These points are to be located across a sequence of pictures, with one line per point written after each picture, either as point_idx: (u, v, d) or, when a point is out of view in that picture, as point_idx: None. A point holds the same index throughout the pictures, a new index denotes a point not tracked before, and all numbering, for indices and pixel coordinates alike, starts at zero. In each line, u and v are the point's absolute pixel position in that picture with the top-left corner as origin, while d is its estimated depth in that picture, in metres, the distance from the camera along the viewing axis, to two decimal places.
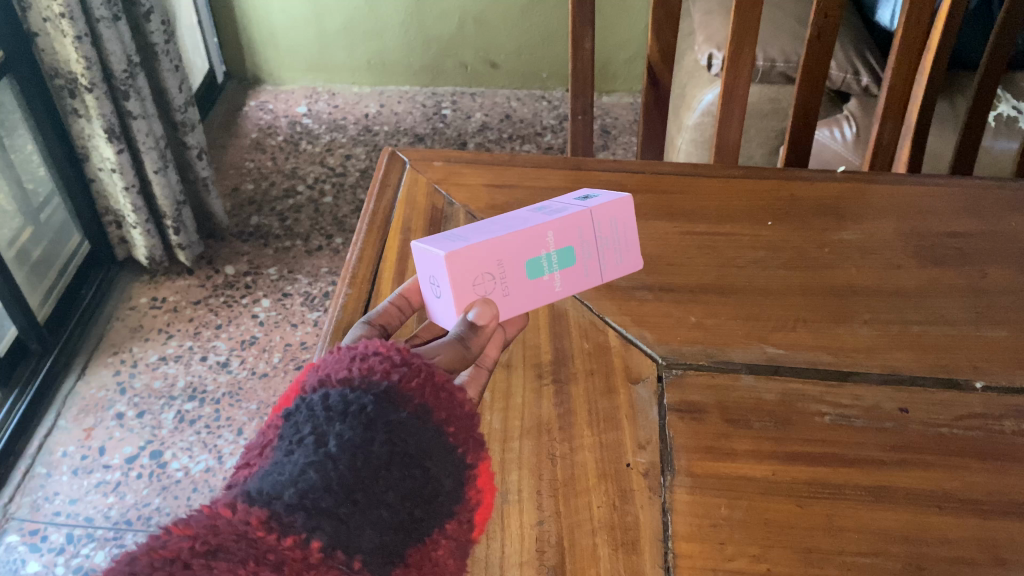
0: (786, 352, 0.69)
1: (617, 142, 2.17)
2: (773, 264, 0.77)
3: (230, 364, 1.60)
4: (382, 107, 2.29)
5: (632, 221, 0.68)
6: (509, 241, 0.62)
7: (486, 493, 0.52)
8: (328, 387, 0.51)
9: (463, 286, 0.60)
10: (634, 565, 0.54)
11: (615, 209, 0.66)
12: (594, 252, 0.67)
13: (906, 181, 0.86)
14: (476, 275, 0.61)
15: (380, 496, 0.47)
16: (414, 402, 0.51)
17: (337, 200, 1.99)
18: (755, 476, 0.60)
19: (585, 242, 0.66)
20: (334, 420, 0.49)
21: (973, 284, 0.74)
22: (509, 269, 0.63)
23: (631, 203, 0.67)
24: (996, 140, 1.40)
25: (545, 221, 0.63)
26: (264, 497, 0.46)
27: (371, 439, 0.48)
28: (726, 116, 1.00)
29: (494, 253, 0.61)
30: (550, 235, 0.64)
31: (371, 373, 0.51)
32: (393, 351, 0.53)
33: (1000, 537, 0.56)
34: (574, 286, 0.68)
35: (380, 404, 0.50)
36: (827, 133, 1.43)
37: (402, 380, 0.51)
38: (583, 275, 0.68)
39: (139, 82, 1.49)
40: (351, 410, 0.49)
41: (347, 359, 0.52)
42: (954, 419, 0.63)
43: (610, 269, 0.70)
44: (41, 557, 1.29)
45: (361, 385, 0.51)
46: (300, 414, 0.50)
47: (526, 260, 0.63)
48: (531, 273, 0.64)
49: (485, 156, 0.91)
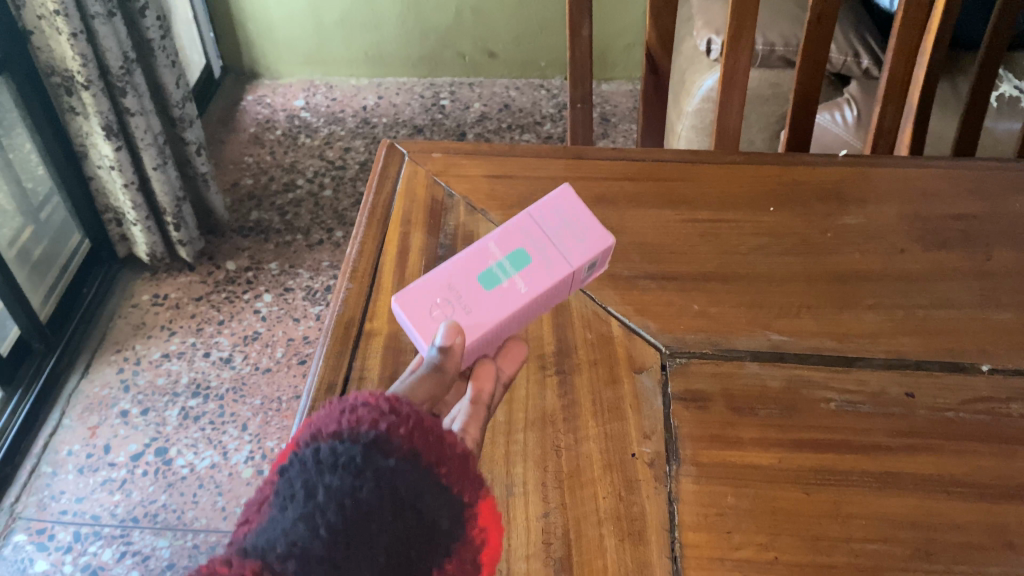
0: (790, 339, 0.68)
1: (616, 130, 2.16)
2: (775, 250, 0.76)
3: (233, 359, 1.60)
4: (381, 99, 2.28)
5: (579, 206, 0.66)
6: (451, 265, 0.63)
7: (490, 531, 0.49)
8: (320, 442, 0.48)
9: (418, 314, 0.60)
10: (641, 556, 0.54)
11: (549, 202, 0.65)
12: (551, 245, 0.64)
13: (908, 164, 0.85)
14: (430, 301, 0.61)
15: (373, 540, 0.44)
16: (402, 448, 0.48)
17: (337, 193, 1.98)
18: (761, 465, 0.59)
19: (534, 239, 0.64)
20: (324, 472, 0.46)
21: (978, 267, 0.74)
22: (461, 286, 0.61)
23: (569, 191, 0.66)
24: (998, 121, 1.38)
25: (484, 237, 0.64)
26: (257, 550, 0.44)
27: (359, 487, 0.46)
28: (727, 102, 0.99)
29: (440, 278, 0.62)
30: (491, 244, 0.63)
31: (360, 424, 0.49)
32: (382, 400, 0.50)
33: (1009, 522, 0.56)
34: (549, 283, 0.62)
35: (369, 453, 0.47)
36: (828, 117, 1.41)
37: (389, 429, 0.48)
38: (552, 272, 0.62)
39: (136, 78, 1.49)
40: (340, 462, 0.47)
41: (337, 411, 0.50)
42: (961, 403, 0.63)
43: (578, 254, 0.63)
44: (49, 555, 1.29)
45: (349, 437, 0.48)
46: (293, 469, 0.47)
47: (476, 274, 0.62)
48: (487, 285, 0.61)
49: (485, 147, 0.90)
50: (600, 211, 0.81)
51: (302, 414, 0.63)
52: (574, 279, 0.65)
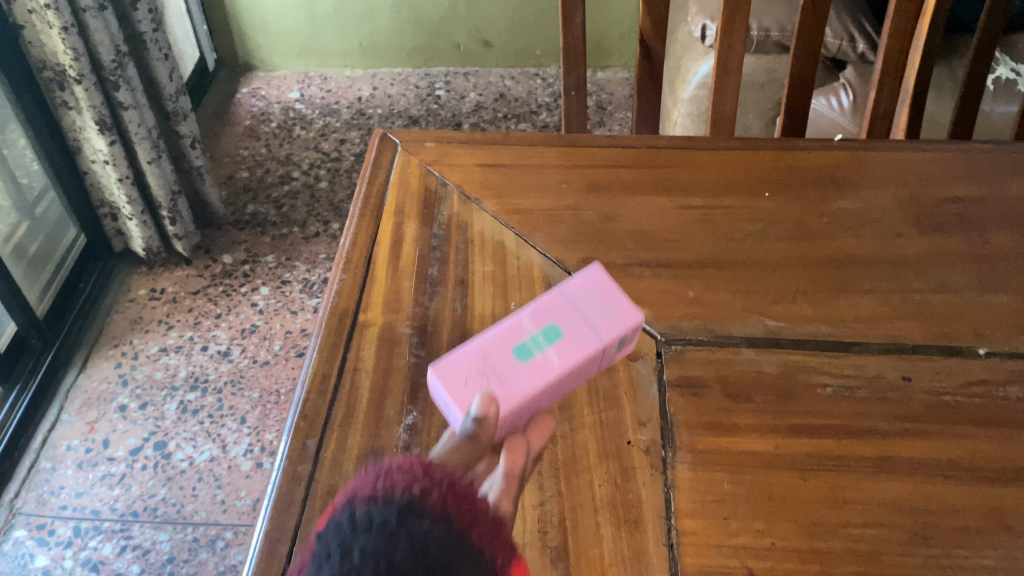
0: (785, 325, 0.68)
1: (612, 118, 2.15)
2: (771, 236, 0.76)
3: (230, 352, 1.60)
4: (376, 90, 2.27)
5: (610, 285, 0.64)
6: (486, 336, 0.59)
7: None
8: (354, 506, 0.46)
9: (454, 385, 0.56)
10: (637, 543, 0.54)
11: (580, 281, 0.64)
12: (583, 320, 0.61)
13: (904, 147, 0.84)
14: (463, 373, 0.57)
15: None
16: (435, 511, 0.45)
17: (333, 185, 1.98)
18: (757, 450, 0.59)
19: (567, 314, 0.61)
20: (358, 533, 0.44)
21: (974, 250, 0.73)
22: (495, 357, 0.58)
23: (601, 273, 0.64)
24: (994, 104, 1.38)
25: (517, 313, 0.62)
26: None
27: (392, 548, 0.43)
28: (721, 88, 0.99)
29: (473, 350, 0.59)
30: (524, 319, 0.61)
31: (393, 487, 0.46)
32: (416, 463, 0.48)
33: (1006, 505, 0.56)
34: (582, 359, 0.59)
35: (402, 516, 0.45)
36: (823, 102, 1.41)
37: (423, 492, 0.46)
38: (586, 345, 0.59)
39: (129, 71, 1.48)
40: (374, 524, 0.44)
41: (372, 476, 0.48)
42: (958, 386, 0.63)
43: (611, 330, 0.60)
44: (50, 551, 1.29)
45: (383, 500, 0.46)
46: (327, 534, 0.44)
47: (511, 345, 0.59)
48: (520, 355, 0.58)
49: (478, 136, 0.90)
50: (595, 199, 0.81)
51: (296, 406, 0.63)
52: (607, 356, 0.61)
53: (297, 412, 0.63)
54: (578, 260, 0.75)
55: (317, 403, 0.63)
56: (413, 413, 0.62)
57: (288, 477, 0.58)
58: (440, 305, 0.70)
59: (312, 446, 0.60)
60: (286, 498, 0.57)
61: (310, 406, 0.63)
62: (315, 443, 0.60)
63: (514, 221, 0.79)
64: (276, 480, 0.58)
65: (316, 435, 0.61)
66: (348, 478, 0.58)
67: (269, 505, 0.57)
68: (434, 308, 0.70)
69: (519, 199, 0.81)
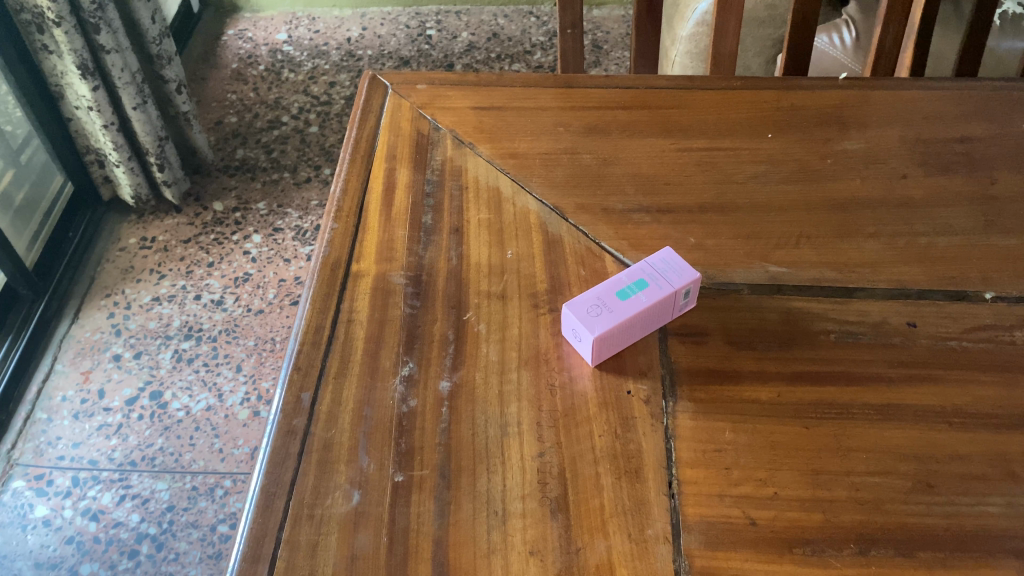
0: (788, 270, 0.66)
1: (609, 58, 2.09)
2: (773, 178, 0.74)
3: (224, 302, 1.58)
4: (364, 30, 2.22)
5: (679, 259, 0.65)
6: (596, 296, 0.62)
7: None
8: None
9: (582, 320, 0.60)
10: (639, 494, 0.53)
11: (664, 259, 0.65)
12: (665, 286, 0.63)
13: (910, 85, 0.82)
14: (579, 308, 0.61)
15: None
16: None
17: (323, 129, 1.94)
18: (759, 400, 0.58)
19: (657, 283, 0.62)
20: None
21: (982, 192, 0.71)
22: (609, 306, 0.61)
23: (673, 251, 0.66)
24: (1001, 40, 1.34)
25: (619, 276, 0.63)
26: None
27: None
28: (722, 24, 0.95)
29: (590, 302, 0.61)
30: (629, 287, 0.62)
31: None
32: None
33: (1011, 450, 0.55)
34: (658, 319, 0.62)
35: None
36: (824, 40, 1.37)
37: None
38: (666, 304, 0.62)
39: (109, 13, 1.43)
40: None
41: None
42: (964, 331, 0.62)
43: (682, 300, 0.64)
44: (49, 501, 1.28)
45: None
46: None
47: (617, 303, 0.61)
48: (622, 295, 0.62)
49: (471, 77, 0.87)
50: (592, 141, 0.79)
51: (290, 357, 0.62)
52: (676, 308, 0.63)
53: (291, 363, 0.61)
54: (575, 206, 0.73)
55: (310, 354, 0.62)
56: (409, 364, 0.61)
57: (283, 430, 0.57)
58: (434, 255, 0.69)
59: (307, 399, 0.59)
60: (281, 452, 0.56)
61: (304, 358, 0.61)
62: (310, 397, 0.59)
63: (510, 166, 0.77)
64: (272, 433, 0.57)
65: (311, 388, 0.59)
66: (344, 431, 0.57)
67: (265, 458, 0.56)
68: (428, 258, 0.68)
69: (514, 142, 0.79)
